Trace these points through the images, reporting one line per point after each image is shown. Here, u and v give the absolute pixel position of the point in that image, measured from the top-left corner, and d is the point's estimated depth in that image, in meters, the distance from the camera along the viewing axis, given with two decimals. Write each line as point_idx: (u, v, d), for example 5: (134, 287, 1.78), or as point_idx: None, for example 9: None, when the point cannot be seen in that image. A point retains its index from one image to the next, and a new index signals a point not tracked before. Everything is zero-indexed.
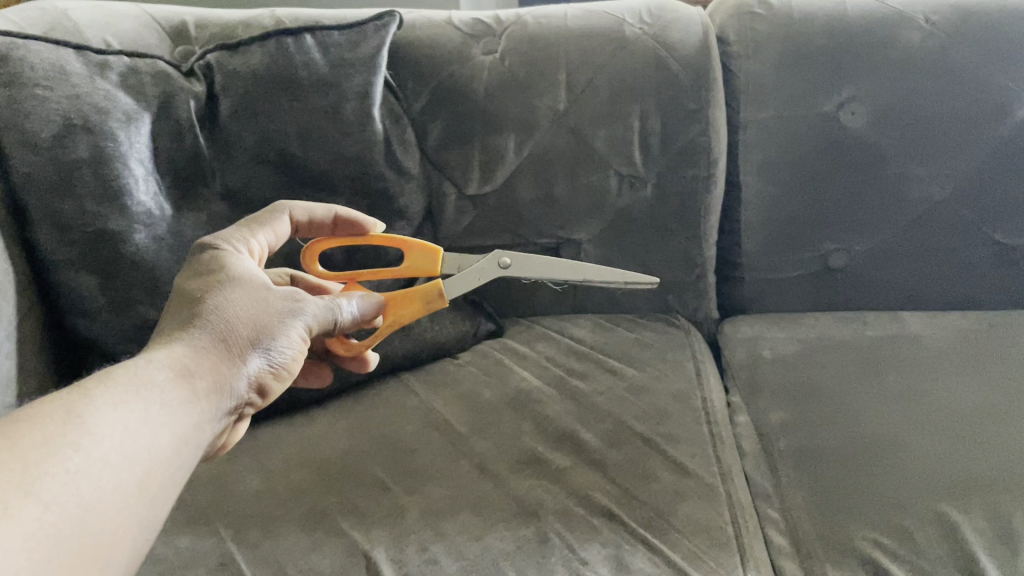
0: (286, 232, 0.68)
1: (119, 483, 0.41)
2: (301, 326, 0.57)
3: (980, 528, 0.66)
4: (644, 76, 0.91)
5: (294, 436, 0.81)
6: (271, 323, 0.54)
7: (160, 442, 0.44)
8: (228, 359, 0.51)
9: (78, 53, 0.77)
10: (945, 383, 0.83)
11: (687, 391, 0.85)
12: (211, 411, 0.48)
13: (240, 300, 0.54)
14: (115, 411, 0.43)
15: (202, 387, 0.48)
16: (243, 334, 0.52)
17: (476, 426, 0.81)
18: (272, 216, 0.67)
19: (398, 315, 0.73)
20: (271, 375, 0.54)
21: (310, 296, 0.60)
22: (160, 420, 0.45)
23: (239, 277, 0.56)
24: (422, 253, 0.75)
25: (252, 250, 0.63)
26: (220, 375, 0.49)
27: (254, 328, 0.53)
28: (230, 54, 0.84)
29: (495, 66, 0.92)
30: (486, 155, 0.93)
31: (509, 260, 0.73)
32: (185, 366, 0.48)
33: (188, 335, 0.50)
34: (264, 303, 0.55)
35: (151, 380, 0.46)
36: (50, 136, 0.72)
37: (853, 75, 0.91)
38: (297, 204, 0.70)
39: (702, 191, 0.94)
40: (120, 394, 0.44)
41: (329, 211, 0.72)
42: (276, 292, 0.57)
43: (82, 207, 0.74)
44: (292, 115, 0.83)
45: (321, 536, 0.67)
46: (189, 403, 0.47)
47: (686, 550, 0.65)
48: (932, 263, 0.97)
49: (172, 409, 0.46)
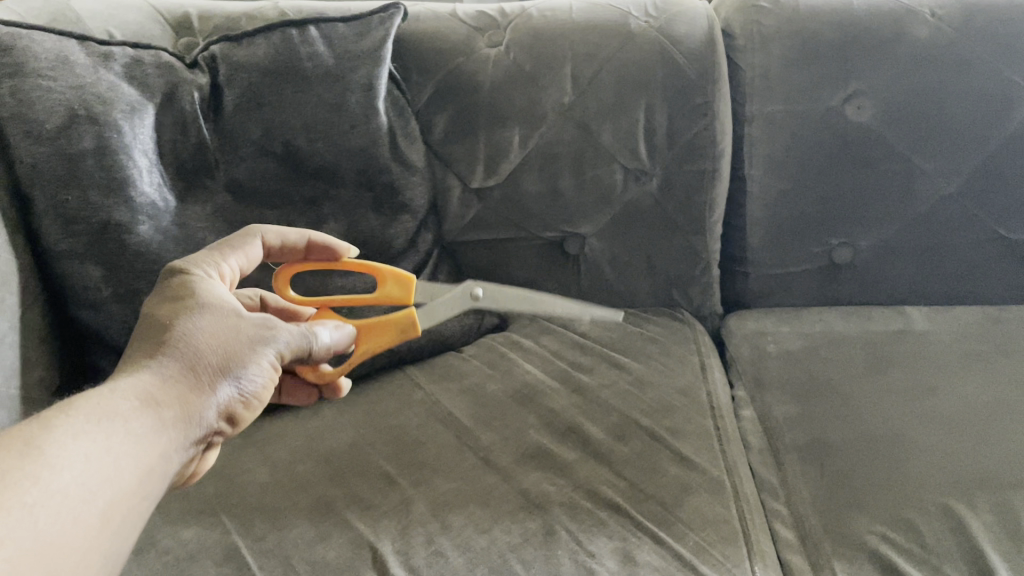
0: (259, 255, 0.66)
1: (77, 517, 0.40)
2: (274, 352, 0.55)
3: (987, 522, 0.65)
4: (651, 69, 0.91)
5: (299, 428, 0.81)
6: (243, 350, 0.52)
7: (122, 475, 0.43)
8: (196, 387, 0.49)
9: (81, 44, 0.76)
10: (951, 378, 0.83)
11: (692, 385, 0.85)
12: (177, 442, 0.47)
13: (211, 326, 0.52)
14: (75, 443, 0.42)
15: (167, 418, 0.47)
16: (213, 361, 0.51)
17: (481, 419, 0.80)
18: (244, 238, 0.65)
19: (371, 345, 0.72)
20: (240, 404, 0.52)
21: (287, 321, 0.58)
22: (122, 452, 0.43)
23: (211, 301, 0.54)
24: (395, 283, 0.73)
25: (224, 273, 0.60)
26: (188, 405, 0.48)
27: (225, 355, 0.51)
28: (234, 45, 0.83)
29: (501, 59, 0.92)
30: (492, 148, 0.93)
31: (481, 292, 0.76)
32: (150, 396, 0.47)
33: (155, 362, 0.49)
34: (237, 328, 0.53)
35: (116, 411, 0.45)
36: (55, 127, 0.72)
37: (859, 70, 0.91)
38: (269, 229, 0.68)
39: (707, 185, 0.94)
40: (81, 423, 0.43)
41: (301, 236, 0.70)
42: (250, 317, 0.55)
43: (86, 198, 0.73)
44: (296, 107, 0.83)
45: (327, 529, 0.67)
46: (154, 435, 0.45)
47: (694, 544, 0.65)
48: (937, 259, 0.97)
49: (136, 441, 0.44)
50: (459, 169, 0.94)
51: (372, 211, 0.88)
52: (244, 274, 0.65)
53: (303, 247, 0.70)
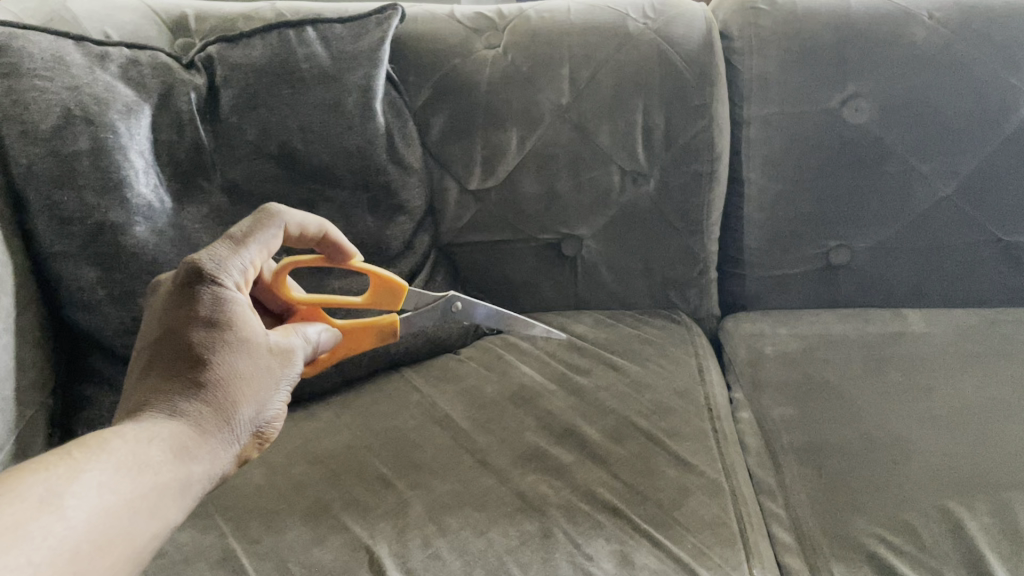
0: (276, 243, 0.63)
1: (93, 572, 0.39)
2: (289, 392, 0.56)
3: (985, 524, 0.65)
4: (648, 71, 0.91)
5: (294, 431, 0.80)
6: (266, 395, 0.53)
7: (141, 531, 0.43)
8: (223, 438, 0.49)
9: (77, 45, 0.76)
10: (948, 380, 0.83)
11: (690, 387, 0.85)
12: (199, 495, 0.48)
13: (243, 369, 0.52)
14: (97, 495, 0.41)
15: (198, 474, 0.47)
16: (241, 411, 0.51)
17: (478, 421, 0.80)
18: (266, 229, 0.62)
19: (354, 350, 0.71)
20: (255, 446, 0.53)
21: (300, 352, 0.58)
22: (144, 508, 0.43)
23: (244, 336, 0.53)
24: (388, 291, 0.74)
25: (247, 275, 0.58)
26: (214, 459, 0.49)
27: (251, 403, 0.52)
28: (231, 45, 0.83)
29: (498, 60, 0.92)
30: (489, 150, 0.93)
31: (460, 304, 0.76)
32: (185, 450, 0.47)
33: (189, 410, 0.49)
34: (263, 371, 0.53)
35: (149, 465, 0.45)
36: (50, 127, 0.72)
37: (857, 71, 0.91)
38: (291, 216, 0.65)
39: (705, 186, 0.93)
40: (108, 474, 0.42)
41: (319, 227, 0.68)
42: (274, 353, 0.55)
43: (81, 199, 0.73)
44: (293, 108, 0.82)
45: (323, 532, 0.67)
46: (181, 492, 0.46)
47: (691, 546, 0.65)
48: (934, 260, 0.97)
49: (161, 496, 0.44)
50: (457, 170, 0.94)
51: (369, 212, 0.87)
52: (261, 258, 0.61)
53: (315, 240, 0.69)
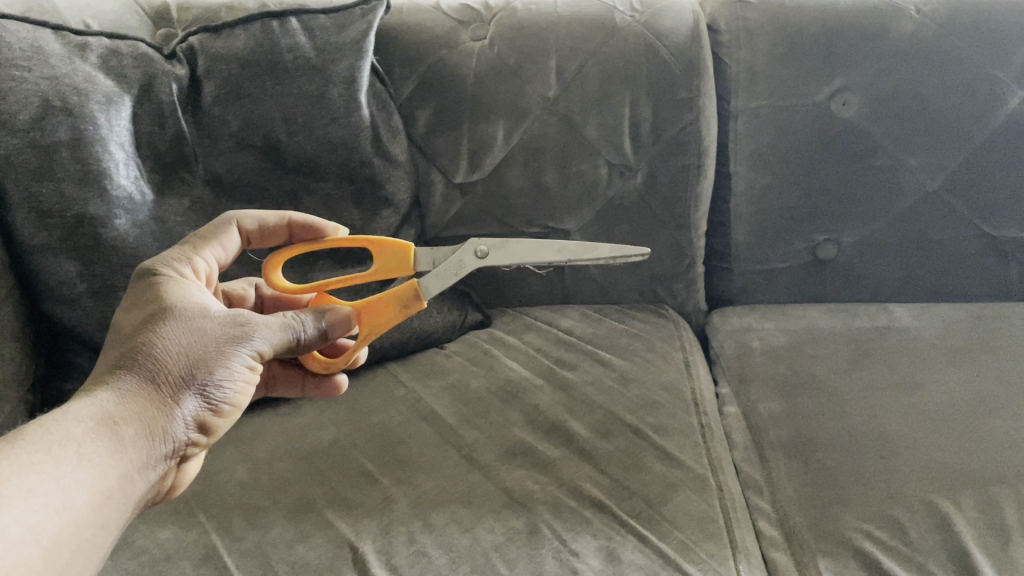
0: (236, 245, 0.65)
1: (23, 555, 0.39)
2: (250, 354, 0.53)
3: (971, 518, 0.65)
4: (636, 64, 0.90)
5: (278, 426, 0.79)
6: (209, 355, 0.51)
7: (76, 504, 0.42)
8: (156, 401, 0.48)
9: (56, 34, 0.75)
10: (934, 374, 0.83)
11: (677, 381, 0.84)
12: (141, 461, 0.47)
13: (174, 335, 0.50)
14: (18, 478, 0.40)
15: (126, 438, 0.46)
16: (176, 373, 0.49)
17: (464, 416, 0.80)
18: (217, 230, 0.63)
19: (376, 323, 0.67)
20: (210, 411, 0.51)
21: (262, 316, 0.55)
22: (75, 481, 0.43)
23: (175, 307, 0.52)
24: (391, 251, 0.67)
25: (197, 269, 0.60)
26: (149, 421, 0.47)
27: (188, 364, 0.50)
28: (213, 36, 0.81)
29: (485, 52, 0.91)
30: (475, 142, 0.92)
31: (487, 249, 0.65)
32: (107, 416, 0.46)
33: (115, 381, 0.48)
34: (200, 334, 0.51)
35: (68, 437, 0.44)
36: (29, 118, 0.70)
37: (845, 64, 0.90)
38: (245, 213, 0.66)
39: (692, 180, 0.93)
40: (27, 455, 0.42)
41: (282, 217, 0.67)
42: (217, 318, 0.53)
43: (60, 191, 0.72)
44: (276, 99, 0.81)
45: (307, 528, 0.66)
46: (112, 457, 0.45)
47: (678, 542, 0.64)
48: (921, 255, 0.96)
49: (91, 465, 0.44)
50: (443, 163, 0.93)
51: (354, 205, 0.87)
52: (222, 267, 0.65)
53: (284, 232, 0.67)
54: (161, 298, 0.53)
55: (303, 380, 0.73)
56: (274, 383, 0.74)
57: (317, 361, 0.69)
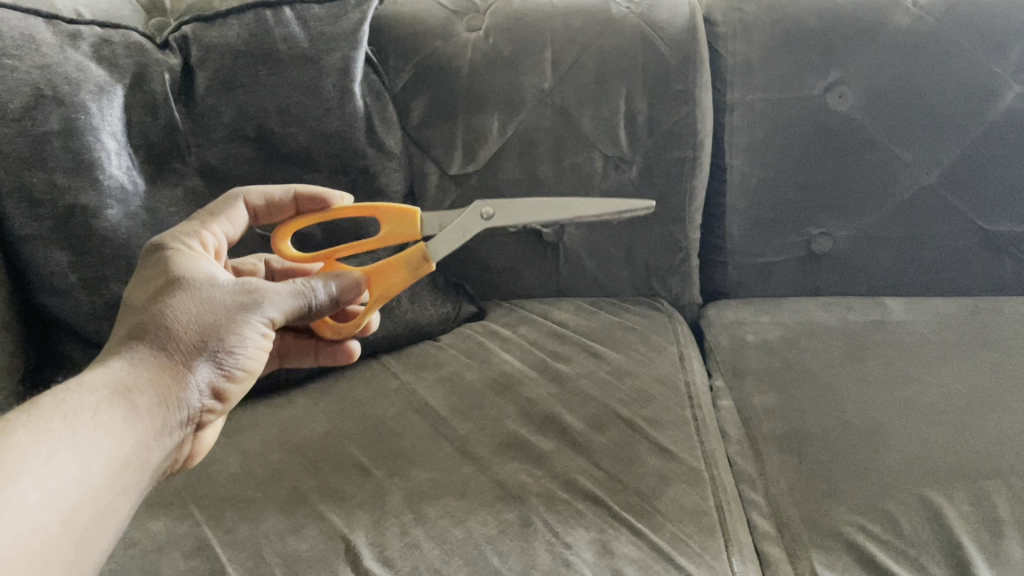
0: (244, 220, 0.64)
1: (41, 521, 0.39)
2: (263, 322, 0.53)
3: (964, 512, 0.65)
4: (632, 56, 0.90)
5: (271, 418, 0.79)
6: (221, 322, 0.51)
7: (92, 471, 0.42)
8: (170, 369, 0.48)
9: (48, 23, 0.74)
10: (929, 368, 0.83)
11: (671, 375, 0.84)
12: (157, 428, 0.47)
13: (187, 303, 0.50)
14: (34, 446, 0.41)
15: (141, 406, 0.46)
16: (188, 341, 0.49)
17: (458, 408, 0.79)
18: (224, 205, 0.63)
19: (386, 287, 0.67)
20: (224, 377, 0.51)
21: (274, 283, 0.55)
22: (91, 448, 0.43)
23: (185, 277, 0.52)
24: (398, 217, 0.67)
25: (207, 243, 0.59)
26: (163, 388, 0.47)
27: (201, 332, 0.50)
28: (206, 26, 0.81)
29: (480, 43, 0.90)
30: (470, 134, 0.92)
31: (492, 210, 0.66)
32: (122, 384, 0.46)
33: (128, 350, 0.48)
34: (212, 302, 0.51)
35: (84, 405, 0.44)
36: (20, 107, 0.70)
37: (841, 58, 0.90)
38: (251, 189, 0.66)
39: (688, 173, 0.93)
40: (42, 424, 0.42)
41: (288, 190, 0.67)
42: (229, 286, 0.53)
43: (52, 180, 0.71)
44: (270, 89, 0.81)
45: (299, 520, 0.66)
46: (128, 424, 0.45)
47: (671, 535, 0.64)
48: (916, 249, 0.96)
49: (107, 432, 0.44)
50: (438, 155, 0.93)
51: (348, 196, 0.86)
52: (230, 244, 0.64)
53: (292, 206, 0.67)
54: (171, 269, 0.53)
55: (316, 349, 0.73)
56: (286, 355, 0.74)
57: (329, 327, 0.69)
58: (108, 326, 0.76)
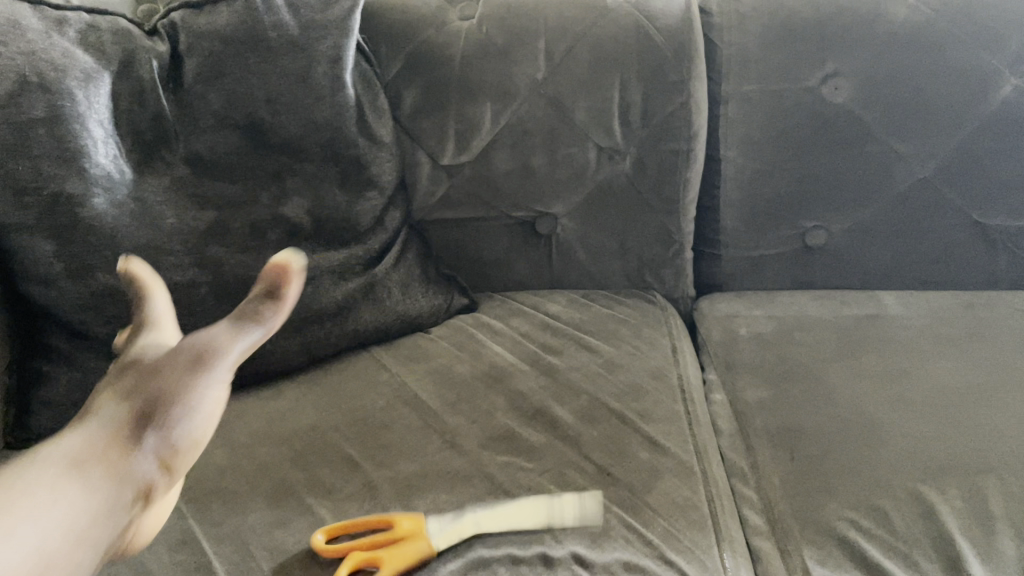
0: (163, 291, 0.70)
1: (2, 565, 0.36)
2: (215, 385, 0.54)
3: (957, 508, 0.65)
4: (626, 45, 0.88)
5: (259, 410, 0.78)
6: (174, 390, 0.51)
7: (53, 526, 0.39)
8: (120, 441, 0.47)
9: (33, 8, 0.73)
10: (922, 363, 0.82)
11: (663, 368, 0.84)
12: (116, 499, 0.44)
13: (141, 384, 0.51)
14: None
15: (97, 475, 0.44)
16: (139, 418, 0.49)
17: (448, 401, 0.79)
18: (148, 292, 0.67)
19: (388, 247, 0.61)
20: (178, 453, 0.49)
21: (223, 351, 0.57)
22: (51, 505, 0.40)
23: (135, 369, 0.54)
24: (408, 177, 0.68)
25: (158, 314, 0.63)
26: (113, 459, 0.46)
27: (154, 401, 0.50)
28: (195, 13, 0.80)
29: (472, 32, 0.89)
30: (462, 124, 0.91)
31: None
32: (73, 461, 0.45)
33: (77, 435, 0.47)
34: (160, 370, 0.52)
35: (37, 474, 0.42)
36: (4, 93, 0.68)
37: (837, 49, 0.89)
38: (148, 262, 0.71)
39: (682, 165, 0.92)
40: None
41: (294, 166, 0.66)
42: (179, 356, 0.54)
43: (37, 168, 0.70)
44: (260, 78, 0.79)
45: (287, 513, 0.65)
46: (86, 489, 0.43)
47: (661, 530, 0.64)
48: (911, 243, 0.96)
49: (64, 493, 0.42)
50: (429, 145, 0.92)
51: (338, 186, 0.85)
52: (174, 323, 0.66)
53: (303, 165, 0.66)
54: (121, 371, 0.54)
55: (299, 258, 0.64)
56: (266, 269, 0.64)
57: None
58: (94, 317, 0.74)
